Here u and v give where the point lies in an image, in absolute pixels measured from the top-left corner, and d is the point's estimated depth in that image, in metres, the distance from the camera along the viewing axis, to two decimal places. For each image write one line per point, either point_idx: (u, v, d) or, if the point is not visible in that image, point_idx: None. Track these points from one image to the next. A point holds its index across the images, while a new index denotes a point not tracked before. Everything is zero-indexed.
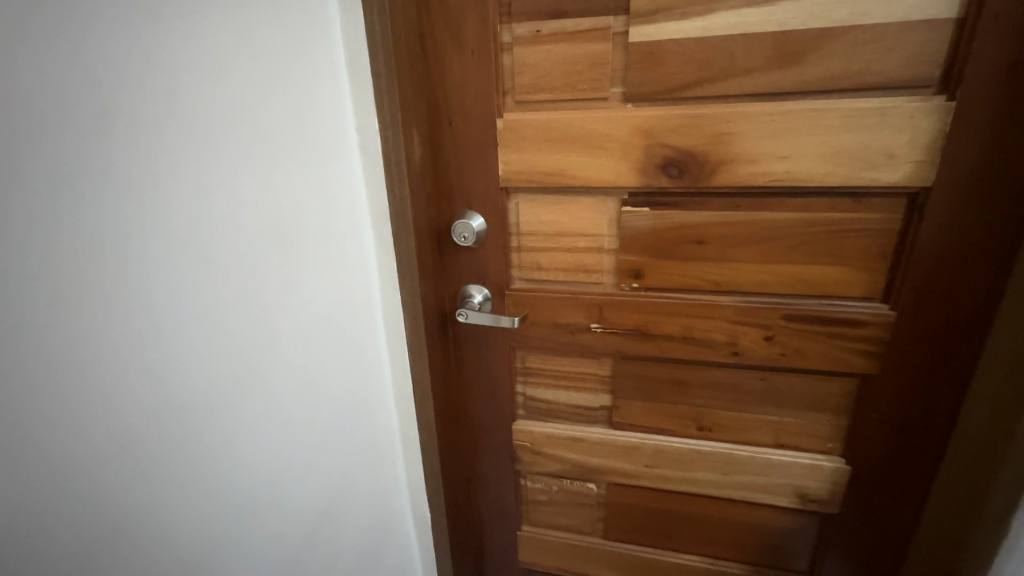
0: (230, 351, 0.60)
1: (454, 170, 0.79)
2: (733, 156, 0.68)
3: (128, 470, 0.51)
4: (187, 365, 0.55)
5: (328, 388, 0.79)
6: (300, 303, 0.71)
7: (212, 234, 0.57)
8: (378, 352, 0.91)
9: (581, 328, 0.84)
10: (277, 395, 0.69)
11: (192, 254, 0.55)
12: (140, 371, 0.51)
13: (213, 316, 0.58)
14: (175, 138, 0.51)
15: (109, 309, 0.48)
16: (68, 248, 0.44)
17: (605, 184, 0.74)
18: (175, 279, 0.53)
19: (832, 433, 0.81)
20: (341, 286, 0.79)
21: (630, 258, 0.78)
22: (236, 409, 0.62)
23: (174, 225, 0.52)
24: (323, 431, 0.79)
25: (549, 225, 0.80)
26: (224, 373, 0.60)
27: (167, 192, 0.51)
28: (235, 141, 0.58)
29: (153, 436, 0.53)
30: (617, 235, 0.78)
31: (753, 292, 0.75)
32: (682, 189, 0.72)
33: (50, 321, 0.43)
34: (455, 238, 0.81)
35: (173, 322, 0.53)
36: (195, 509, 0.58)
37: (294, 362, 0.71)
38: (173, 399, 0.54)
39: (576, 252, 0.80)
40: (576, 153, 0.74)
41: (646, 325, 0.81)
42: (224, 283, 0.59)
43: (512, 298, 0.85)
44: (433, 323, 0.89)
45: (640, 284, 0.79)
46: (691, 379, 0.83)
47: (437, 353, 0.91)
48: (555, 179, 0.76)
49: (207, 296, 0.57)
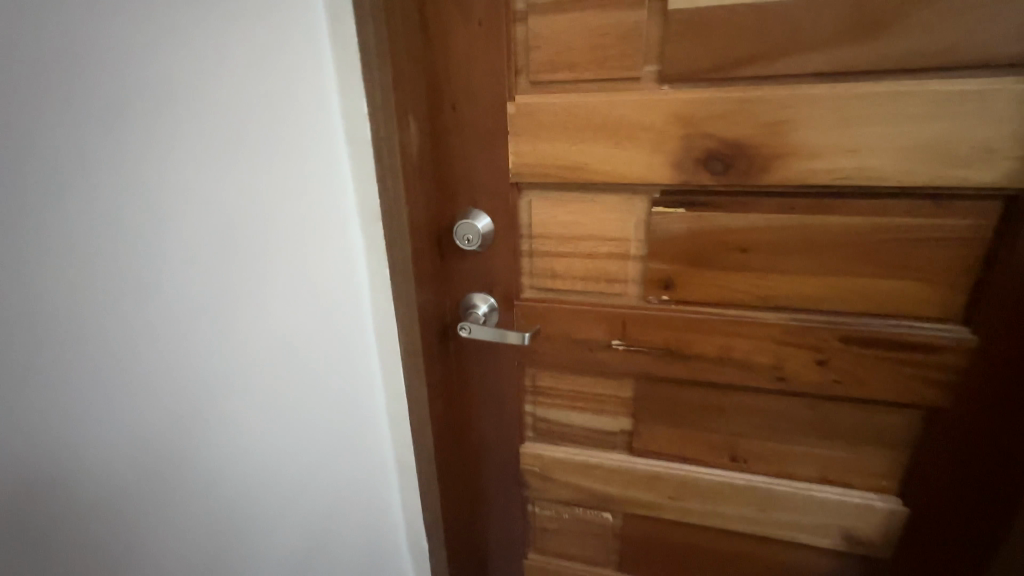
0: (215, 366, 0.54)
1: (458, 162, 0.68)
2: (791, 148, 0.57)
3: (139, 484, 0.48)
4: (163, 381, 0.49)
5: (319, 406, 0.71)
6: (292, 310, 0.63)
7: (191, 232, 0.49)
8: (372, 365, 0.81)
9: (600, 344, 0.74)
10: (265, 414, 0.61)
11: (167, 255, 0.47)
12: (137, 383, 0.46)
13: (195, 325, 0.51)
14: (146, 120, 0.44)
15: (68, 320, 0.41)
16: (78, 251, 0.41)
17: (634, 180, 0.63)
18: (148, 285, 0.46)
19: (887, 469, 0.71)
20: (338, 292, 0.71)
21: (661, 266, 0.67)
22: (220, 430, 0.55)
23: (143, 221, 0.45)
24: (313, 455, 0.71)
25: (566, 228, 0.69)
26: (208, 391, 0.53)
27: (137, 184, 0.44)
28: (219, 127, 0.51)
29: (164, 449, 0.50)
30: (645, 240, 0.67)
31: (805, 309, 0.64)
32: (726, 188, 0.61)
33: (60, 329, 0.40)
34: (456, 240, 0.71)
35: (145, 333, 0.46)
36: (188, 530, 0.54)
37: (285, 376, 0.64)
38: (145, 420, 0.47)
39: (596, 258, 0.70)
40: (600, 143, 0.63)
41: (676, 344, 0.70)
42: (206, 289, 0.51)
43: (523, 309, 0.75)
44: (432, 336, 0.79)
45: (671, 296, 0.69)
46: (726, 404, 0.73)
47: (437, 368, 0.80)
48: (576, 174, 0.65)
49: (187, 304, 0.50)
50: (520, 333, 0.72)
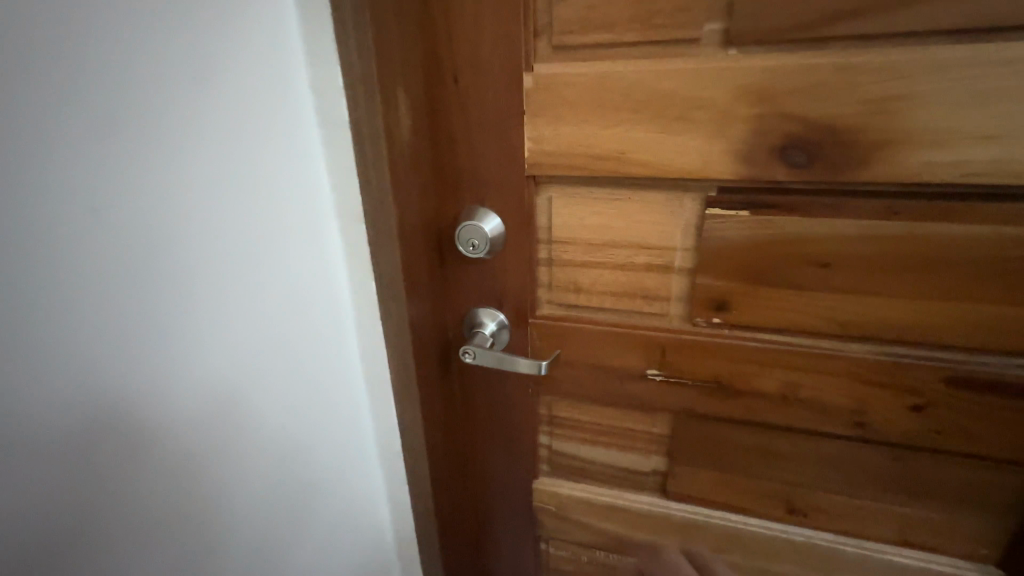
0: (161, 395, 0.45)
1: (460, 149, 0.54)
2: (900, 135, 0.43)
3: (162, 502, 0.47)
4: (91, 416, 0.40)
5: (292, 434, 0.61)
6: (282, 323, 0.57)
7: (125, 240, 0.40)
8: (355, 386, 0.70)
9: (632, 373, 0.61)
10: (227, 446, 0.53)
11: (92, 268, 0.39)
12: (153, 401, 0.44)
13: (134, 350, 0.42)
14: (58, 100, 0.35)
15: (73, 346, 0.38)
16: (94, 270, 0.39)
17: (685, 175, 0.50)
18: (65, 304, 0.37)
19: (988, 535, 0.57)
20: (321, 307, 0.62)
21: (714, 283, 0.54)
22: (170, 467, 0.47)
23: (56, 227, 0.36)
24: (281, 491, 0.61)
25: (594, 233, 0.56)
26: (154, 425, 0.45)
27: (47, 182, 0.35)
28: (162, 110, 0.41)
29: (180, 466, 0.48)
30: (694, 249, 0.53)
31: (898, 342, 0.51)
32: (807, 185, 0.47)
33: (80, 352, 0.39)
34: (459, 246, 0.58)
35: (64, 361, 0.38)
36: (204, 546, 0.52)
37: (252, 402, 0.55)
38: (68, 463, 0.39)
39: (631, 270, 0.56)
40: (642, 127, 0.49)
41: (729, 377, 0.57)
42: (148, 307, 0.43)
43: (538, 329, 0.62)
44: (429, 358, 0.66)
45: (725, 319, 0.55)
46: (787, 450, 0.59)
47: (437, 393, 0.68)
48: (609, 167, 0.51)
49: (122, 326, 0.41)
50: (534, 362, 0.59)
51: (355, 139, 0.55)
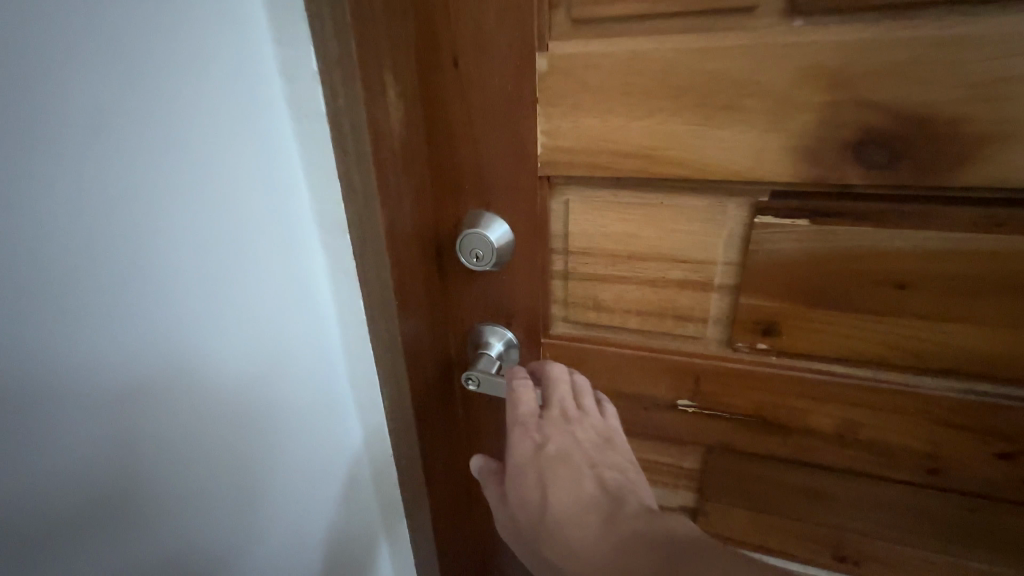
0: (180, 414, 0.40)
1: (462, 145, 0.46)
2: (1012, 128, 0.34)
3: (206, 476, 0.44)
4: (107, 443, 0.35)
5: (307, 451, 0.56)
6: (294, 312, 0.51)
7: (142, 241, 0.35)
8: (347, 420, 0.62)
9: (659, 402, 0.53)
10: (243, 466, 0.47)
11: (106, 273, 0.33)
12: (183, 376, 0.40)
13: (153, 365, 0.37)
14: (61, 75, 0.30)
15: (100, 310, 0.33)
16: (120, 223, 0.34)
17: (731, 176, 0.41)
18: (78, 318, 0.32)
19: None
20: (310, 324, 0.53)
21: (760, 303, 0.46)
22: (207, 467, 0.44)
23: (66, 228, 0.31)
24: (296, 513, 0.56)
25: (618, 243, 0.47)
26: (174, 448, 0.40)
27: (61, 119, 0.30)
28: (179, 88, 0.36)
29: (218, 441, 0.44)
30: (738, 263, 0.45)
31: (989, 378, 0.42)
32: (881, 191, 0.39)
33: (110, 315, 0.34)
34: (460, 257, 0.50)
35: (79, 383, 0.33)
36: (245, 525, 0.49)
37: (268, 418, 0.49)
38: (83, 495, 0.34)
39: (661, 286, 0.48)
40: (679, 118, 0.40)
41: (776, 413, 0.49)
42: (166, 318, 0.37)
43: (552, 350, 0.55)
44: (428, 385, 0.58)
45: (772, 345, 0.47)
46: (839, 493, 0.51)
47: (438, 422, 0.61)
48: (637, 165, 0.43)
49: (139, 339, 0.36)
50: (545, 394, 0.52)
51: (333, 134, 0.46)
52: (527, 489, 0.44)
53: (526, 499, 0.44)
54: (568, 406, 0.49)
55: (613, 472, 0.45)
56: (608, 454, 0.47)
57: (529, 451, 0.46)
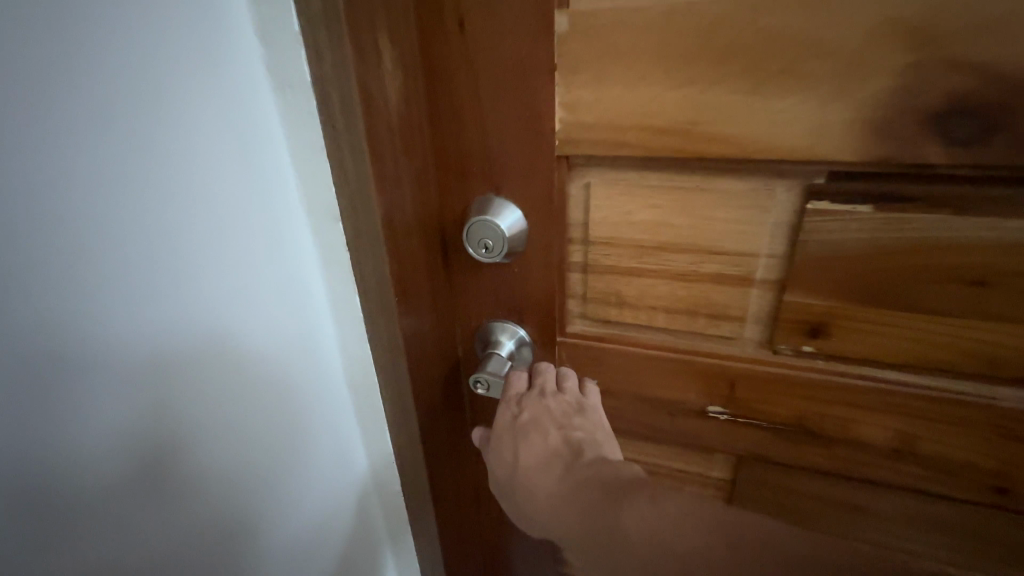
0: (201, 395, 0.39)
1: (469, 120, 0.41)
2: None
3: (238, 450, 0.44)
4: (128, 422, 0.33)
5: (319, 442, 0.54)
6: (298, 301, 0.47)
7: (161, 217, 0.33)
8: (343, 425, 0.57)
9: (687, 408, 0.48)
10: (269, 450, 0.47)
11: (124, 242, 0.31)
12: (210, 356, 0.39)
13: (175, 342, 0.35)
14: (70, 42, 0.27)
15: (130, 289, 0.32)
16: (145, 198, 0.32)
17: (782, 155, 0.35)
18: (97, 288, 0.30)
19: None
20: (306, 320, 0.49)
21: (809, 302, 0.40)
22: (240, 442, 0.44)
23: (79, 193, 0.29)
24: (318, 499, 0.55)
25: (645, 232, 0.42)
26: (193, 429, 0.39)
27: (79, 88, 0.28)
28: (197, 54, 0.34)
29: (247, 418, 0.44)
30: (784, 255, 0.39)
31: None
32: (964, 173, 0.33)
33: (141, 294, 0.33)
34: (467, 248, 0.44)
35: (97, 358, 0.31)
36: (277, 499, 0.49)
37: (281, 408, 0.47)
38: (106, 474, 0.33)
39: (693, 281, 0.43)
40: (723, 86, 0.34)
41: (821, 423, 0.44)
42: (185, 293, 0.35)
43: (568, 349, 0.50)
44: (433, 386, 0.54)
45: (820, 348, 0.42)
46: (886, 510, 0.46)
47: (443, 425, 0.56)
48: (670, 143, 0.37)
49: (160, 314, 0.34)
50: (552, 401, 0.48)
51: (322, 106, 0.40)
52: (504, 456, 0.45)
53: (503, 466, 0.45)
54: (546, 383, 0.47)
55: (581, 433, 0.44)
56: (581, 419, 0.46)
57: (508, 420, 0.46)
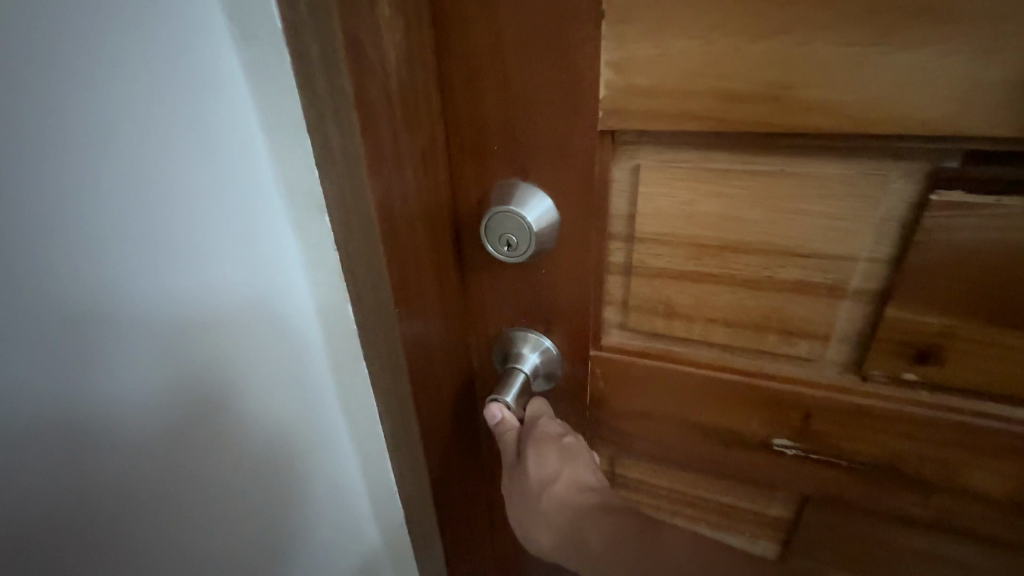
0: (219, 373, 0.36)
1: (491, 85, 0.32)
2: None
3: (228, 456, 0.38)
4: (144, 393, 0.31)
5: (323, 454, 0.48)
6: (290, 305, 0.40)
7: (145, 174, 0.28)
8: (338, 446, 0.49)
9: (747, 439, 0.40)
10: (265, 456, 0.42)
11: (133, 198, 0.28)
12: (203, 341, 0.34)
13: (190, 314, 0.32)
14: None
15: (101, 254, 0.27)
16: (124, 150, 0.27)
17: (905, 129, 0.27)
18: (101, 248, 0.27)
19: None
20: (298, 327, 0.41)
21: (918, 319, 0.32)
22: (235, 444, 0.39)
23: (86, 157, 0.26)
24: (316, 516, 0.49)
25: (707, 228, 0.34)
26: (210, 410, 0.36)
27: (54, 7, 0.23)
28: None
29: (240, 420, 0.38)
30: (891, 259, 0.31)
31: None
32: None
33: (116, 261, 0.28)
34: (486, 246, 0.36)
35: (107, 322, 0.28)
36: (274, 509, 0.44)
37: (289, 402, 0.42)
38: (108, 459, 0.30)
39: (766, 290, 0.34)
40: (833, 35, 0.25)
41: (918, 465, 0.36)
42: (197, 263, 0.32)
43: (603, 365, 0.42)
44: (443, 407, 0.45)
45: (926, 378, 0.33)
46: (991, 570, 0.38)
47: (452, 455, 0.48)
48: (752, 113, 0.29)
49: (159, 289, 0.30)
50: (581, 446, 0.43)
51: (297, 65, 0.31)
52: (541, 470, 0.40)
53: (533, 480, 0.40)
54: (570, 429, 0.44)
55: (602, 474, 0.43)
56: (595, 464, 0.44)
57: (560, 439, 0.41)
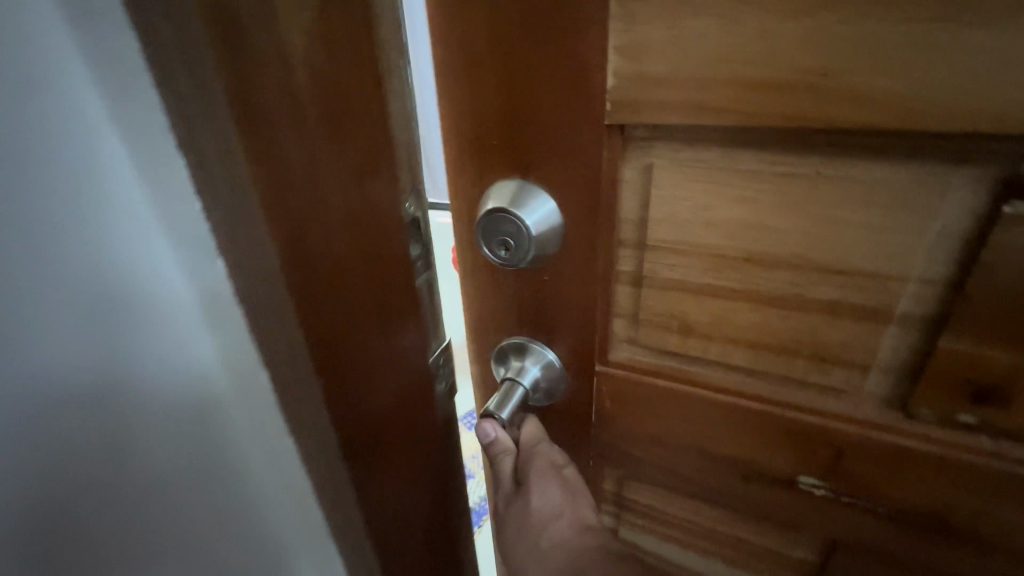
0: (188, 407, 0.40)
1: (486, 73, 0.29)
2: None
3: (190, 487, 0.42)
4: (139, 407, 0.37)
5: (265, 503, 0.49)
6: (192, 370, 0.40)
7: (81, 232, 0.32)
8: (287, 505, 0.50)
9: (767, 473, 0.36)
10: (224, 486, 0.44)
11: (74, 246, 0.32)
12: (148, 383, 0.37)
13: (138, 371, 0.36)
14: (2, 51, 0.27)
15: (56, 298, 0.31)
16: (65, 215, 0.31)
17: (973, 126, 0.22)
18: (79, 274, 0.32)
19: None
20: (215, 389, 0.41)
21: (979, 353, 0.27)
22: (199, 473, 0.42)
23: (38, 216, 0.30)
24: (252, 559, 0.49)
25: (727, 237, 0.30)
26: (194, 430, 0.41)
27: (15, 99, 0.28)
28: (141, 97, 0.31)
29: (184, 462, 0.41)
30: (945, 280, 0.26)
31: None
32: None
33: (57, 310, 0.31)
34: (483, 247, 0.34)
35: (105, 365, 0.34)
36: (216, 552, 0.45)
37: (269, 446, 0.45)
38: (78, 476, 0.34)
39: (794, 309, 0.30)
40: (889, 11, 0.21)
41: (971, 520, 0.31)
42: (144, 314, 0.36)
43: (608, 383, 0.38)
44: (429, 427, 0.44)
45: (987, 422, 0.28)
46: None
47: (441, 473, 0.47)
48: (785, 105, 0.24)
49: (109, 338, 0.34)
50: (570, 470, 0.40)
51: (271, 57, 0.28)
52: (541, 506, 0.38)
53: (533, 518, 0.38)
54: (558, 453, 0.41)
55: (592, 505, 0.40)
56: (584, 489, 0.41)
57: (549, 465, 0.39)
